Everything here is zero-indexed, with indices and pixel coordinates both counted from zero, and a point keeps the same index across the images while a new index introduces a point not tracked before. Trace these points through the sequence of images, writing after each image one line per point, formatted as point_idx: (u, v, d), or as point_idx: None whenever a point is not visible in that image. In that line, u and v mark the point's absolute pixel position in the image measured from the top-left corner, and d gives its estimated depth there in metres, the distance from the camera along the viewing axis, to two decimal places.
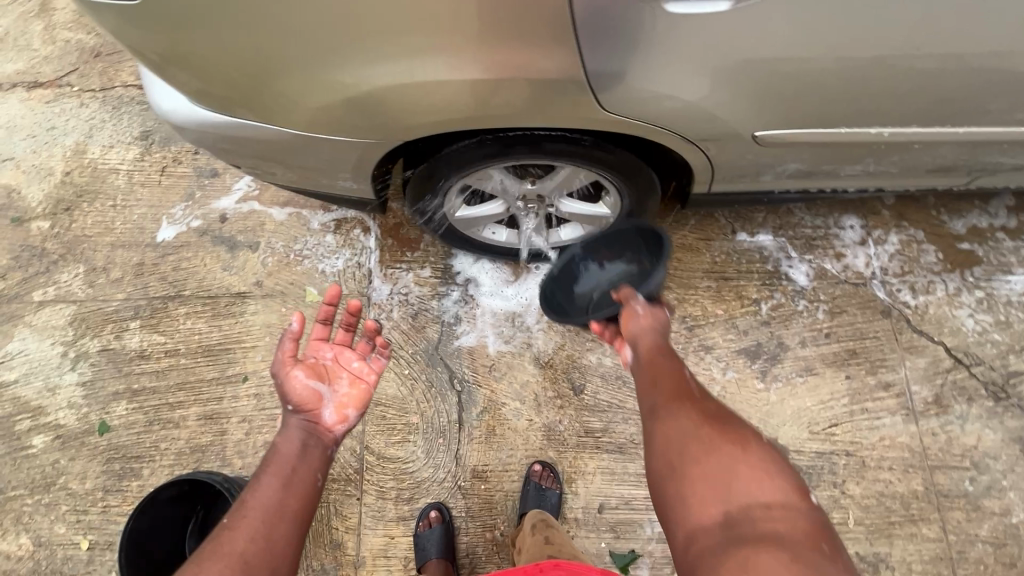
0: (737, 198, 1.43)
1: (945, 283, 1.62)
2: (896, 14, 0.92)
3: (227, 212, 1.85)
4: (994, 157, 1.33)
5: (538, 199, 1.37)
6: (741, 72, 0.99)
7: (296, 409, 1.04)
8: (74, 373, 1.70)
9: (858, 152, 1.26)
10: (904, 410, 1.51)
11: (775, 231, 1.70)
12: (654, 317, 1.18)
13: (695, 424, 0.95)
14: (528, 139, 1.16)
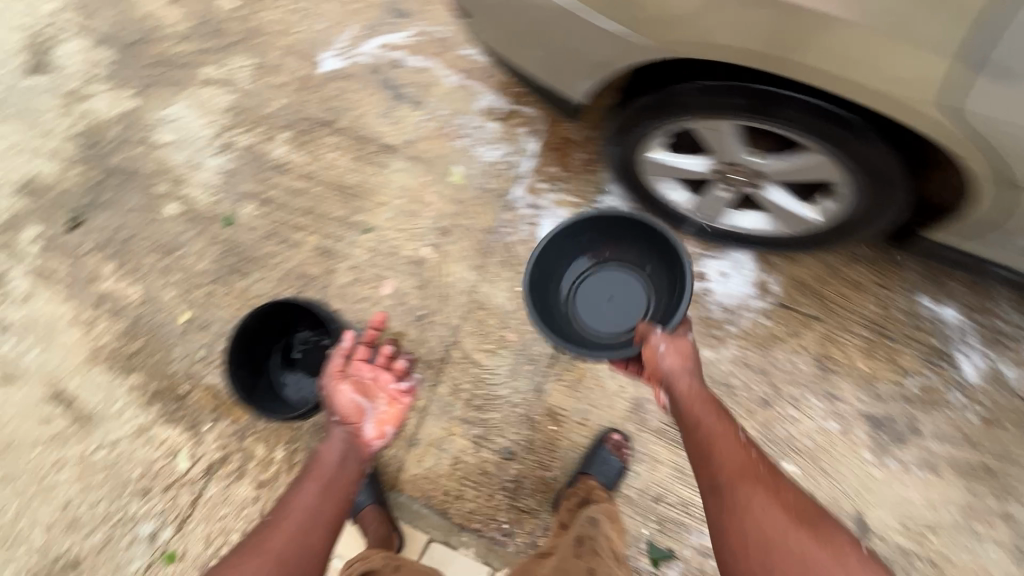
0: (969, 258, 1.23)
1: None
2: None
3: (403, 60, 1.76)
4: None
5: (748, 175, 1.22)
6: None
7: (339, 421, 1.20)
8: (217, 159, 1.73)
9: None
10: (1014, 549, 1.36)
11: (963, 310, 1.48)
12: (677, 350, 1.12)
13: (770, 494, 0.96)
14: (790, 104, 1.01)
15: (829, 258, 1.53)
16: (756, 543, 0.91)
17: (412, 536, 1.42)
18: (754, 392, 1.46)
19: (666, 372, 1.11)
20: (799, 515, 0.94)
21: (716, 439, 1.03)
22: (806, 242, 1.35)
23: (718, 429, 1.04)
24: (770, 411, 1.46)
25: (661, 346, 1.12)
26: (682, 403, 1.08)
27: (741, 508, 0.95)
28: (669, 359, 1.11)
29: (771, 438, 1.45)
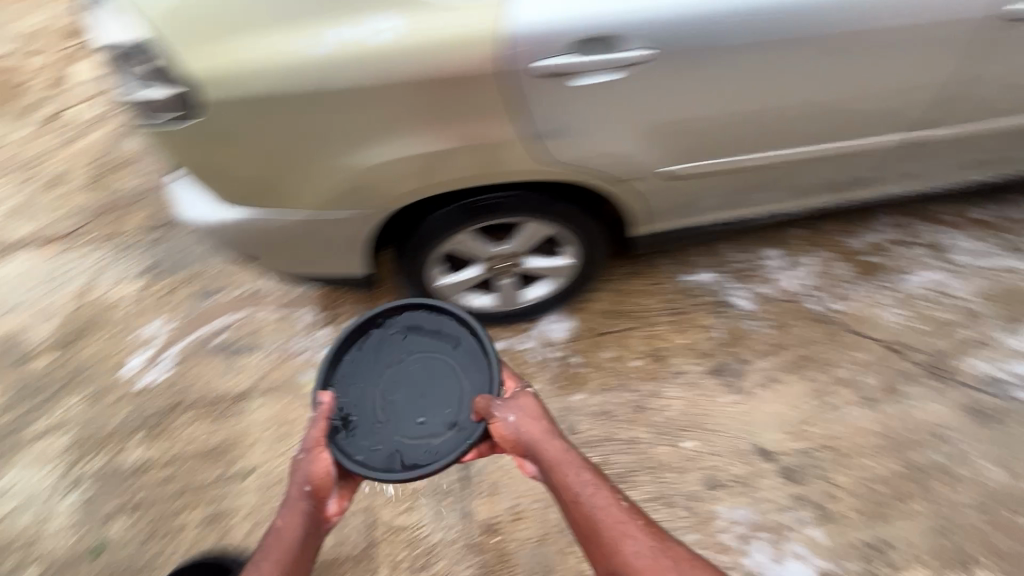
0: (679, 233, 1.63)
1: (862, 289, 1.88)
2: (792, 73, 1.17)
3: (226, 323, 1.99)
4: (870, 173, 1.58)
5: (509, 258, 1.61)
6: (665, 126, 1.20)
7: (309, 495, 1.08)
8: (71, 496, 1.71)
9: (765, 180, 1.47)
10: (862, 400, 1.66)
11: (712, 269, 1.97)
12: (527, 405, 1.12)
13: (600, 504, 0.99)
14: (500, 203, 1.40)
15: (613, 283, 1.95)
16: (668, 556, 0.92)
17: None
18: (626, 404, 1.71)
19: (521, 438, 1.08)
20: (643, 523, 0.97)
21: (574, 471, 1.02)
22: (581, 282, 1.76)
23: (605, 505, 0.99)
24: (646, 411, 1.70)
25: (511, 413, 1.11)
26: (555, 468, 1.03)
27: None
28: (528, 426, 1.09)
29: (661, 431, 1.65)
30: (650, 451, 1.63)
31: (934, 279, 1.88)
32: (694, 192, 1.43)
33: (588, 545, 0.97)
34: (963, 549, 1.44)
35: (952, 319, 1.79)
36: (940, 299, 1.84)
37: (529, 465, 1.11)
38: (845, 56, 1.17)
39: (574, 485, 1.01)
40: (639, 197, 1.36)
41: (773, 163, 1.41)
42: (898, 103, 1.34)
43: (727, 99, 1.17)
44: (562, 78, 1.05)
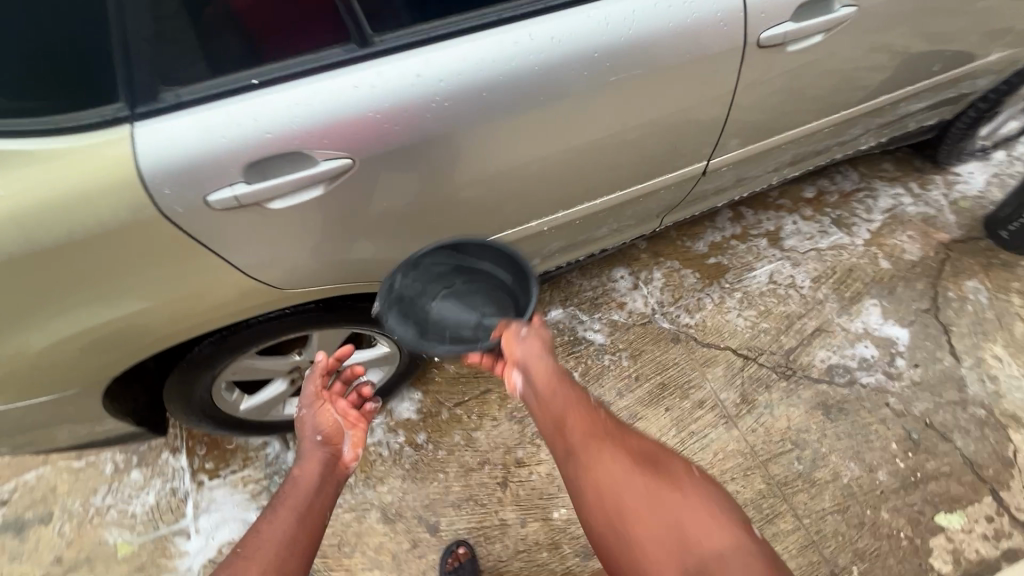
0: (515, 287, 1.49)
1: (710, 296, 1.84)
2: (549, 131, 0.98)
3: (7, 493, 1.62)
4: (702, 186, 1.50)
5: (316, 363, 1.38)
6: (413, 223, 0.99)
7: (325, 442, 1.12)
8: None
9: (590, 223, 1.35)
10: (722, 419, 1.62)
11: (563, 304, 1.84)
12: (536, 335, 1.02)
13: (585, 431, 0.97)
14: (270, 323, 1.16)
15: None
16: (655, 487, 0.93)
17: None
18: (489, 483, 1.55)
19: (521, 355, 0.99)
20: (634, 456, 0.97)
21: (562, 396, 0.99)
22: (416, 359, 1.55)
23: (582, 411, 0.99)
24: (511, 486, 1.55)
25: (527, 327, 1.02)
26: (544, 391, 0.98)
27: (592, 474, 0.94)
28: (534, 343, 1.01)
29: (529, 506, 1.52)
30: (519, 533, 1.48)
31: (774, 270, 1.88)
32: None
33: (557, 440, 0.98)
34: (835, 559, 1.41)
35: (795, 311, 1.79)
36: (783, 291, 1.83)
37: (514, 378, 1.01)
38: (600, 107, 1.00)
39: (558, 407, 0.98)
40: (433, 286, 1.18)
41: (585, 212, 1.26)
42: (687, 131, 1.20)
43: (476, 179, 0.97)
44: (242, 208, 0.81)
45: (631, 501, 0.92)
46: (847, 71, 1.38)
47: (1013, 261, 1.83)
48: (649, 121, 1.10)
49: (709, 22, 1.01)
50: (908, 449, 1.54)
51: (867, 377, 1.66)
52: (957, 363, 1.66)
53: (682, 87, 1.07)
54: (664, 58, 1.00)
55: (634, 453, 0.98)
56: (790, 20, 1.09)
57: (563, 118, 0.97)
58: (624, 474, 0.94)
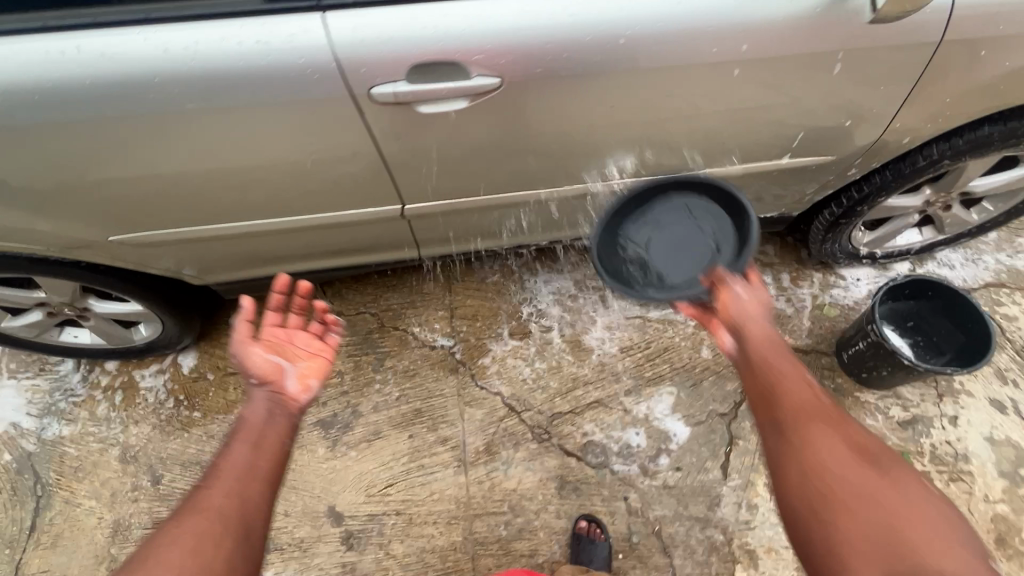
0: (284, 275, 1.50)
1: (510, 336, 1.76)
2: (141, 146, 0.94)
3: None
4: (497, 222, 1.31)
5: (66, 304, 1.50)
6: (40, 205, 1.05)
7: (259, 382, 1.03)
8: None
9: (324, 234, 1.29)
10: (456, 463, 1.59)
11: (369, 305, 1.85)
12: (751, 299, 1.01)
13: (817, 417, 0.85)
14: None
15: (263, 319, 1.86)
16: (819, 497, 0.76)
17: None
18: None
19: (736, 312, 1.01)
20: (863, 459, 0.79)
21: (773, 368, 0.92)
22: (181, 323, 1.63)
23: (809, 388, 0.90)
24: None
25: (744, 287, 1.03)
26: (759, 363, 0.94)
27: (808, 445, 0.82)
28: (750, 304, 1.01)
29: None
30: None
31: (588, 328, 1.76)
32: (226, 249, 1.29)
33: (765, 406, 0.89)
34: None
35: (584, 376, 1.69)
36: (584, 352, 1.73)
37: (726, 339, 1.02)
38: (196, 132, 0.92)
39: (809, 426, 0.84)
40: (126, 261, 1.25)
41: (283, 227, 1.22)
42: (371, 174, 1.08)
43: (70, 178, 1.00)
44: None
45: (830, 471, 0.78)
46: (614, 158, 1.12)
47: (848, 388, 1.62)
48: (294, 157, 1.00)
49: (279, 69, 0.85)
50: (620, 548, 1.46)
51: (620, 465, 1.55)
52: (721, 479, 1.52)
53: (315, 127, 0.94)
54: (225, 95, 0.87)
55: (851, 437, 0.82)
56: (402, 77, 0.87)
57: (150, 138, 0.93)
58: (828, 451, 0.80)
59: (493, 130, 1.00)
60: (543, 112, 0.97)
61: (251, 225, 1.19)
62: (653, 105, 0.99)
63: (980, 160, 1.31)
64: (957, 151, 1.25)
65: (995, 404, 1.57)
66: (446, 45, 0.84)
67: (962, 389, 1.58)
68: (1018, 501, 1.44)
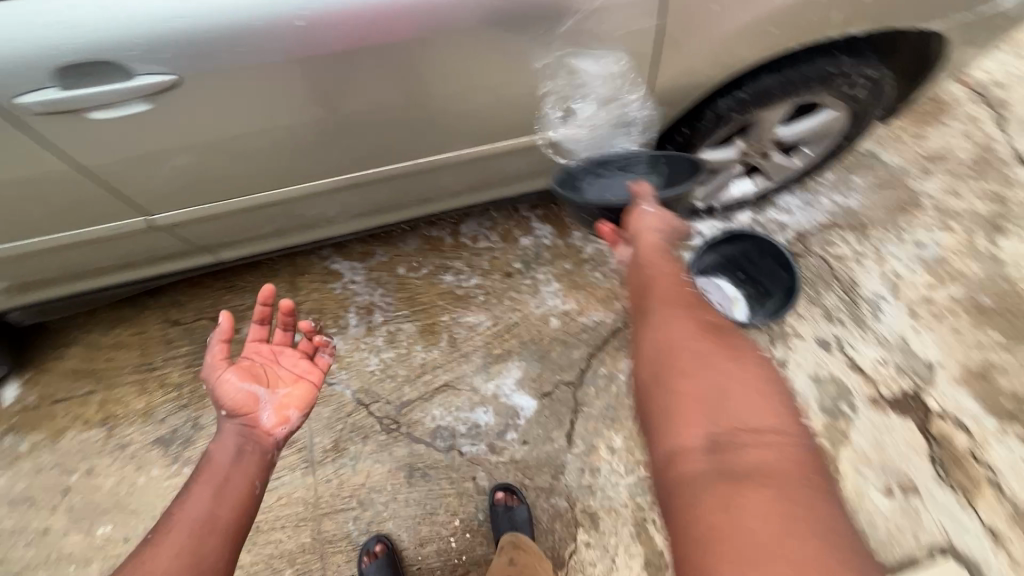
0: (110, 293, 1.47)
1: (358, 325, 1.71)
2: None
3: None
4: (301, 212, 1.35)
5: None
6: None
7: (230, 414, 1.04)
8: None
9: (121, 247, 1.26)
10: (303, 464, 1.55)
11: (209, 307, 1.75)
12: (657, 218, 1.08)
13: (695, 335, 0.88)
14: None
15: (90, 336, 1.72)
16: (657, 376, 0.86)
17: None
18: (51, 488, 1.54)
19: (638, 226, 1.08)
20: (714, 337, 0.88)
21: (659, 275, 1.01)
22: None
23: (671, 274, 1.01)
24: (72, 495, 1.54)
25: (651, 206, 1.11)
26: (650, 274, 1.02)
27: (660, 330, 0.91)
28: (653, 220, 1.08)
29: (79, 518, 1.51)
30: (58, 542, 1.49)
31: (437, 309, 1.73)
32: (20, 272, 1.26)
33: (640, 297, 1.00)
34: None
35: (434, 359, 1.66)
36: (433, 334, 1.69)
37: (621, 250, 1.11)
38: None
39: (673, 320, 0.91)
40: None
41: (65, 243, 1.19)
42: (111, 178, 1.05)
43: None
44: None
45: (672, 346, 0.87)
46: (351, 141, 1.14)
47: None
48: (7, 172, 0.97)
49: None
50: (468, 528, 1.48)
51: (467, 446, 1.55)
52: (565, 448, 1.55)
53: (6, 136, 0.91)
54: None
55: (703, 320, 0.92)
56: (55, 84, 0.85)
57: None
58: (687, 334, 0.89)
59: (196, 128, 1.00)
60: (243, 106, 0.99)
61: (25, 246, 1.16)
62: (363, 85, 1.02)
63: (772, 109, 1.34)
64: (742, 104, 1.28)
65: (822, 344, 1.63)
66: (91, 50, 0.83)
67: (792, 332, 1.64)
68: (837, 434, 1.52)
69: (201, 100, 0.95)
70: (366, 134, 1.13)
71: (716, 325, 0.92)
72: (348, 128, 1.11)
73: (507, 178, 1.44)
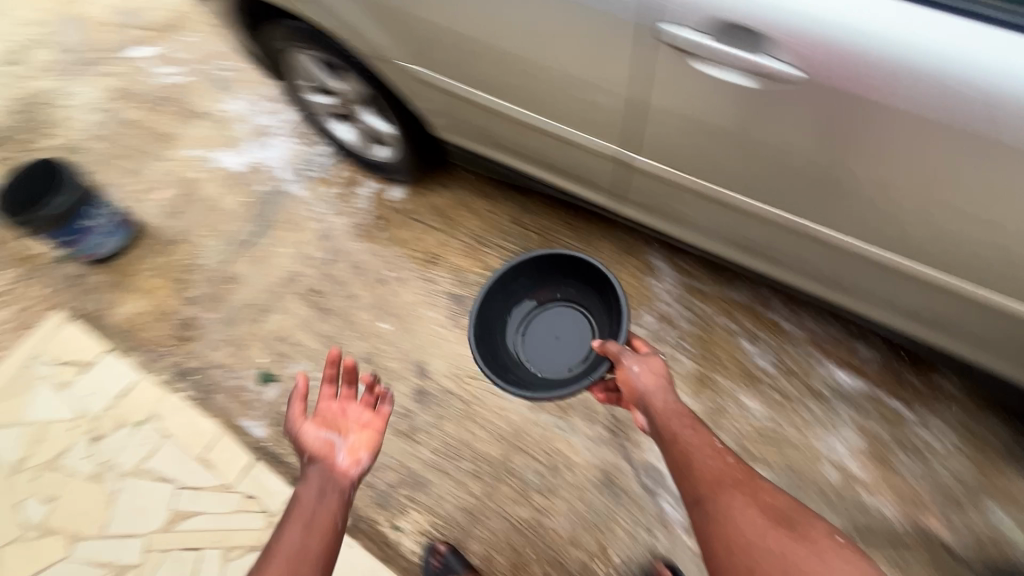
0: (509, 173, 1.73)
1: (646, 328, 1.77)
2: (483, 10, 1.18)
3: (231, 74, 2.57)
4: (703, 214, 1.41)
5: (351, 101, 1.86)
6: (390, 24, 1.37)
7: (312, 459, 1.14)
8: (97, 114, 2.55)
9: (562, 153, 1.46)
10: (530, 398, 1.64)
11: (546, 228, 1.95)
12: (648, 365, 1.24)
13: (752, 517, 1.05)
14: (323, 43, 1.66)
15: (462, 190, 2.07)
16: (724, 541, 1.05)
17: (107, 361, 1.84)
18: (376, 272, 1.94)
19: (641, 389, 1.22)
20: (778, 520, 1.04)
21: (689, 450, 1.13)
22: (413, 160, 1.95)
23: (718, 462, 1.11)
24: (382, 286, 1.91)
25: (636, 365, 1.24)
26: (676, 438, 1.15)
27: (728, 516, 1.06)
28: (648, 376, 1.23)
29: (377, 305, 1.88)
30: (356, 310, 1.88)
31: (721, 369, 1.70)
32: (487, 127, 1.54)
33: (683, 479, 1.14)
34: (470, 539, 1.51)
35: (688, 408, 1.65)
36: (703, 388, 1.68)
37: (640, 417, 1.24)
38: (522, 18, 1.14)
39: (732, 497, 1.08)
40: (403, 90, 1.55)
41: (539, 129, 1.41)
42: (629, 112, 1.20)
43: (421, 16, 1.29)
44: None
45: (750, 542, 1.02)
46: (818, 188, 1.15)
47: None
48: (577, 71, 1.17)
49: None
50: (618, 567, 1.46)
51: (667, 504, 1.49)
52: None
53: (609, 50, 1.09)
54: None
55: (767, 508, 1.07)
56: (694, 27, 0.98)
57: (494, 6, 1.16)
58: (746, 509, 1.06)
59: (727, 117, 1.10)
60: (686, 99, 1.10)
61: (518, 115, 1.41)
62: (891, 160, 1.03)
63: None
64: None
65: None
66: (750, 16, 0.93)
67: None
68: None
69: (763, 100, 1.03)
70: (841, 194, 1.14)
71: (775, 503, 1.09)
72: (779, 167, 1.15)
73: (902, 305, 1.34)
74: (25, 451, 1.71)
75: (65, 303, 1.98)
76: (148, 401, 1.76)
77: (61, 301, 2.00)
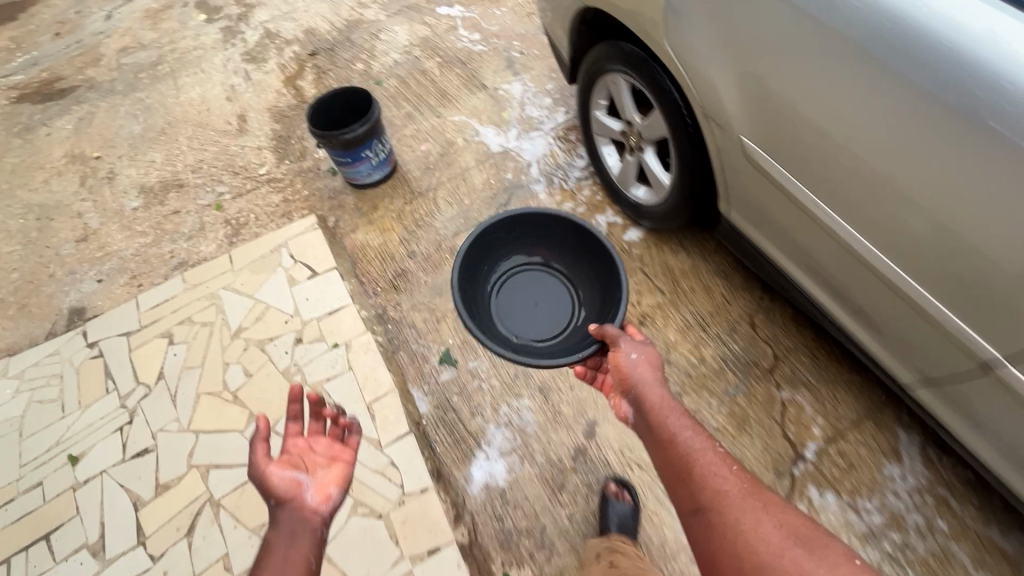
0: (786, 279, 1.57)
1: (859, 519, 1.46)
2: (901, 138, 1.00)
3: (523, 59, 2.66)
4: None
5: (639, 137, 1.76)
6: (757, 102, 1.25)
7: (276, 502, 1.18)
8: (401, 55, 2.81)
9: (880, 299, 1.26)
10: None
11: (784, 345, 1.69)
12: (642, 351, 1.34)
13: (742, 506, 1.00)
14: (649, 75, 1.55)
15: (703, 262, 1.88)
16: (725, 548, 0.96)
17: (330, 278, 2.02)
18: None
19: (626, 365, 1.32)
20: (755, 496, 1.01)
21: (674, 439, 1.15)
22: (671, 216, 1.80)
23: (704, 442, 1.13)
24: None
25: (632, 350, 1.35)
26: (676, 439, 1.15)
27: (722, 508, 1.01)
28: (643, 363, 1.33)
29: None
30: None
31: None
32: (799, 233, 1.38)
33: (681, 486, 1.10)
34: None
35: None
36: None
37: (625, 406, 1.32)
38: (955, 167, 0.95)
39: (720, 483, 1.05)
40: (723, 162, 1.44)
41: (870, 267, 1.22)
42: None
43: (806, 112, 1.15)
44: None
45: (742, 539, 0.95)
46: None
47: None
48: (988, 247, 0.96)
49: None
50: None
51: None
52: None
53: None
54: (941, 84, 0.92)
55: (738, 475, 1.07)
56: None
57: (920, 140, 0.98)
58: (755, 515, 0.98)
59: None
60: (923, 163, 0.99)
61: (852, 244, 1.23)
62: None
63: None
64: None
65: None
66: None
67: None
68: None
69: None
70: None
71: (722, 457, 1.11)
72: None
73: None
74: (246, 323, 1.95)
75: (319, 212, 2.25)
76: (348, 330, 1.89)
77: (318, 209, 2.26)
